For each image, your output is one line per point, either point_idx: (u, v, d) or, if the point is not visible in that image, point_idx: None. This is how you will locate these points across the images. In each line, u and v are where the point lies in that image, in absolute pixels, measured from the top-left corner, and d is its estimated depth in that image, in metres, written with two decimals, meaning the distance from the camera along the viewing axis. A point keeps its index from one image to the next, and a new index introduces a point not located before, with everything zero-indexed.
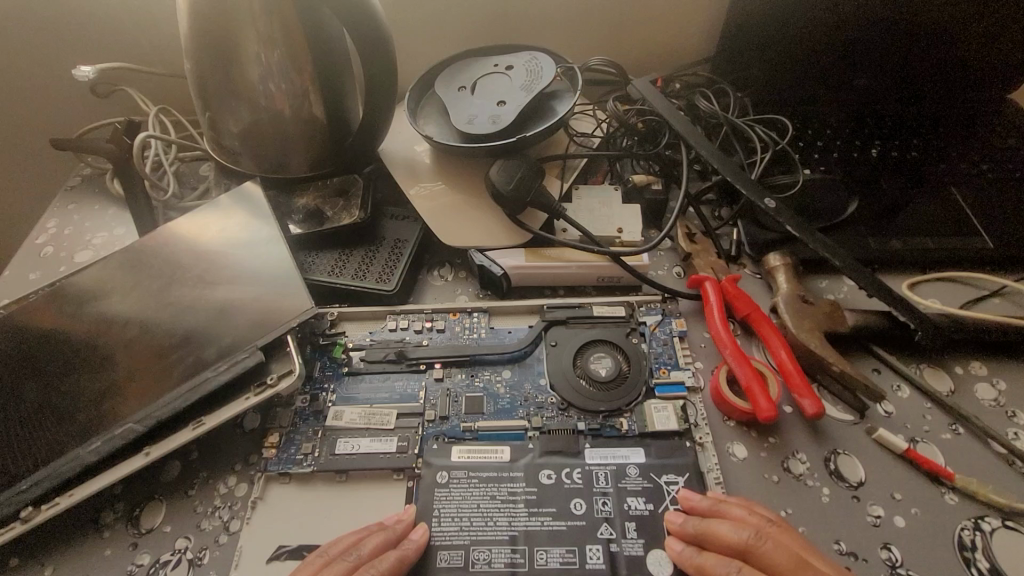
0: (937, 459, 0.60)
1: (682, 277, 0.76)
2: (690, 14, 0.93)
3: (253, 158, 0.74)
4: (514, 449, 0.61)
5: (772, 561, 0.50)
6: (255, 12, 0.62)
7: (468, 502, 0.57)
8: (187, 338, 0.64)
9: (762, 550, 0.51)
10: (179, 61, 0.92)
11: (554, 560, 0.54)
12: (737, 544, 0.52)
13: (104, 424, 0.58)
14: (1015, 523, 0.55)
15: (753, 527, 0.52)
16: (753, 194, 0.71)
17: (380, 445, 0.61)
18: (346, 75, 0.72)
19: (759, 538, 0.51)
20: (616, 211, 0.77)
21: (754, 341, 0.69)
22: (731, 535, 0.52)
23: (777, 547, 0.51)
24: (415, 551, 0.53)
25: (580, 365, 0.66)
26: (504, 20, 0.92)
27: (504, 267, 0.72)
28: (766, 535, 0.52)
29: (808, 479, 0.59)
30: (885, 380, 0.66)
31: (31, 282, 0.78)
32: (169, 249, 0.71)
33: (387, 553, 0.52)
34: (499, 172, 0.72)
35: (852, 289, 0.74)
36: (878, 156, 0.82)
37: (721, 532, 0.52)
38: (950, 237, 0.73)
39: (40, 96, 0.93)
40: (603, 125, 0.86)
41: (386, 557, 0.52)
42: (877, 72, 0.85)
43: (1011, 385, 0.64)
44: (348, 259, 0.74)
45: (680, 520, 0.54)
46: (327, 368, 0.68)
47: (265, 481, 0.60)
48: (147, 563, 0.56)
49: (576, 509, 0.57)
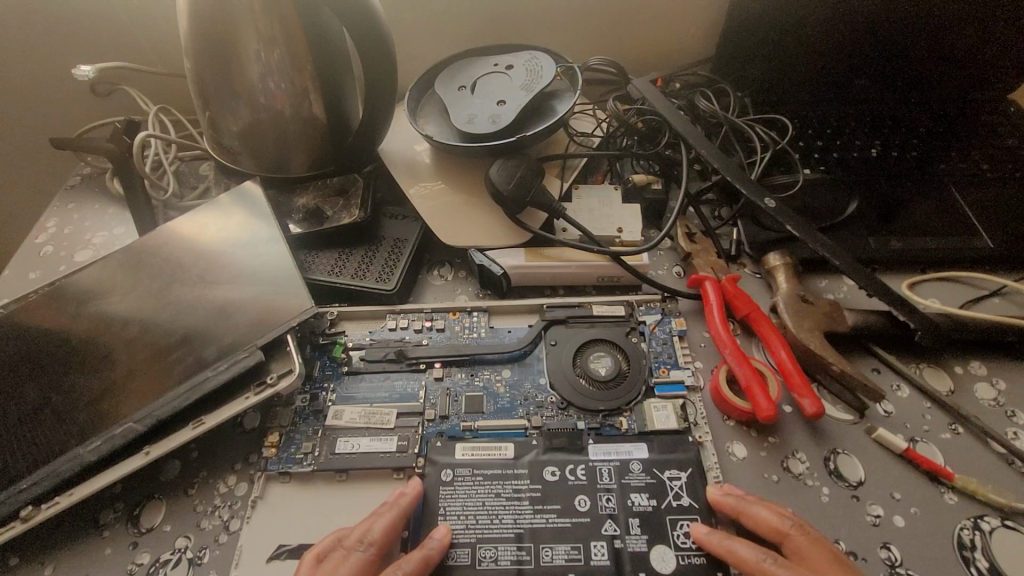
0: (936, 458, 0.60)
1: (682, 277, 0.76)
2: (690, 13, 0.93)
3: (253, 158, 0.74)
4: (516, 448, 0.61)
5: (806, 556, 0.51)
6: (255, 12, 0.62)
7: (473, 500, 0.57)
8: (187, 337, 0.64)
9: (799, 539, 0.51)
10: (179, 61, 0.92)
11: (560, 557, 0.54)
12: (774, 527, 0.52)
13: (104, 423, 0.58)
14: (1015, 523, 0.55)
15: (797, 521, 0.53)
16: (753, 193, 0.71)
17: (380, 445, 0.61)
18: (346, 74, 0.72)
19: (798, 528, 0.52)
20: (616, 210, 0.77)
21: (754, 341, 0.69)
22: (771, 521, 0.53)
23: (812, 548, 0.51)
24: (437, 550, 0.53)
25: (580, 365, 0.66)
26: (504, 19, 0.92)
27: (504, 267, 0.72)
28: (807, 533, 0.52)
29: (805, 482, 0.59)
30: (885, 379, 0.66)
31: (31, 281, 0.78)
32: (170, 247, 0.72)
33: (412, 553, 0.52)
34: (499, 171, 0.72)
35: (852, 289, 0.74)
36: (878, 156, 0.82)
37: (762, 514, 0.53)
38: (949, 237, 0.73)
39: (38, 96, 0.93)
40: (603, 125, 0.86)
41: (410, 557, 0.52)
42: (876, 72, 0.85)
43: (1011, 385, 0.64)
44: (348, 258, 0.74)
45: (724, 492, 0.56)
46: (327, 367, 0.68)
47: (265, 481, 0.60)
48: (147, 562, 0.56)
49: (581, 506, 0.57)
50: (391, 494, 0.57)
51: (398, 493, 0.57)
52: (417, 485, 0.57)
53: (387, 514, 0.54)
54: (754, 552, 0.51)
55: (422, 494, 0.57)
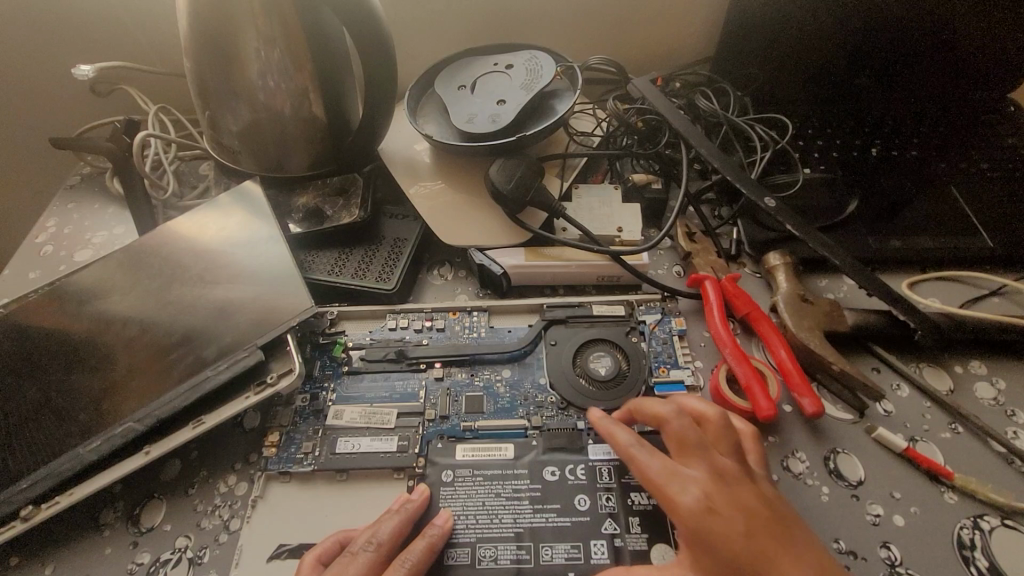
0: (936, 458, 0.60)
1: (682, 276, 0.76)
2: (690, 13, 0.93)
3: (253, 158, 0.74)
4: (516, 448, 0.61)
5: (677, 437, 0.52)
6: (255, 12, 0.62)
7: (473, 500, 0.57)
8: (187, 337, 0.64)
9: (673, 423, 0.53)
10: (179, 61, 0.92)
11: (560, 556, 0.54)
12: (654, 413, 0.54)
13: (105, 423, 0.58)
14: (1015, 522, 0.55)
15: (679, 409, 0.54)
16: (753, 193, 0.70)
17: (381, 445, 0.61)
18: (345, 74, 0.72)
19: (677, 413, 0.53)
20: (616, 210, 0.77)
21: (754, 341, 0.69)
22: (654, 409, 0.54)
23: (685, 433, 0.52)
24: (439, 536, 0.53)
25: (580, 364, 0.66)
26: (504, 19, 0.92)
27: (504, 267, 0.72)
28: (685, 417, 0.53)
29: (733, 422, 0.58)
30: (885, 379, 0.66)
31: (31, 280, 0.78)
32: (170, 247, 0.71)
33: (416, 543, 0.52)
34: (499, 171, 0.72)
35: (852, 289, 0.74)
36: (878, 156, 0.82)
37: (648, 404, 0.55)
38: (949, 237, 0.73)
39: (37, 96, 0.93)
40: (603, 124, 0.86)
41: (414, 548, 0.52)
42: (879, 72, 0.84)
43: (1011, 385, 0.64)
44: (348, 258, 0.74)
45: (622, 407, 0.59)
46: (327, 367, 0.68)
47: (265, 481, 0.60)
48: (147, 562, 0.56)
49: (581, 505, 0.57)
50: (398, 500, 0.57)
51: (404, 499, 0.57)
52: (425, 489, 0.57)
53: (394, 518, 0.54)
54: (629, 437, 0.53)
55: (428, 499, 0.57)
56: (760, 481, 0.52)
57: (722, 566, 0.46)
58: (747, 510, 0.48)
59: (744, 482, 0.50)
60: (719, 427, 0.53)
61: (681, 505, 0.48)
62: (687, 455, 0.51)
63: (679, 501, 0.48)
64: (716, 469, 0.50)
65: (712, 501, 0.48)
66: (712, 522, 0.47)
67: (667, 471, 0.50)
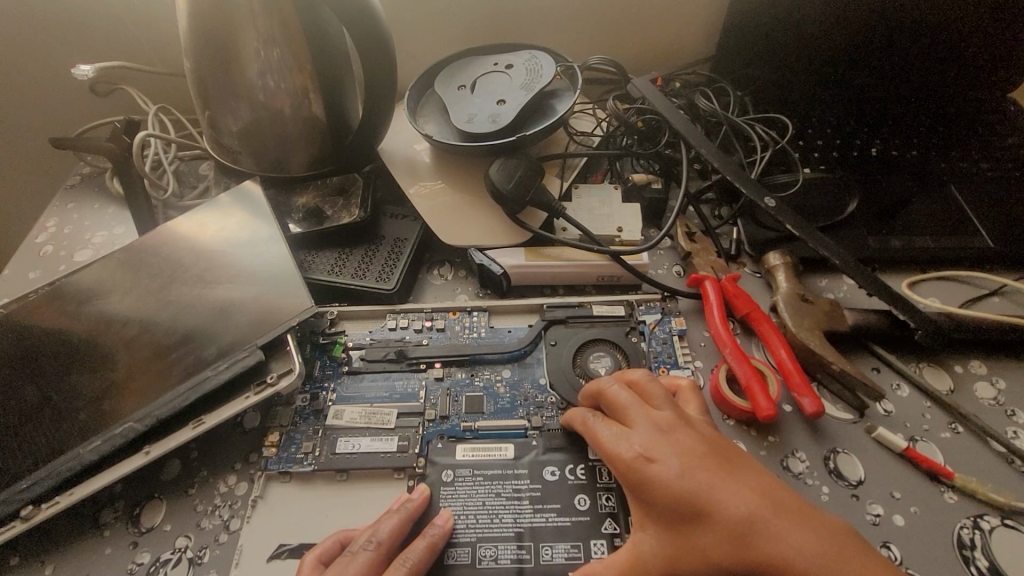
0: (936, 458, 0.60)
1: (682, 276, 0.76)
2: (690, 12, 0.93)
3: (253, 158, 0.74)
4: (516, 448, 0.61)
5: (615, 404, 0.53)
6: (255, 12, 0.62)
7: (473, 500, 0.57)
8: (187, 337, 0.64)
9: (612, 391, 0.54)
10: (178, 60, 0.92)
11: (560, 555, 0.54)
12: (597, 387, 0.56)
13: (105, 423, 0.58)
14: (1015, 522, 0.55)
15: (616, 380, 0.56)
16: (753, 192, 0.70)
17: (381, 445, 0.61)
18: (345, 74, 0.72)
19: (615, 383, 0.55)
20: (616, 210, 0.77)
21: (754, 340, 0.69)
22: (596, 384, 0.56)
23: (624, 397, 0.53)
24: (439, 536, 0.53)
25: (580, 365, 0.66)
26: (504, 19, 0.92)
27: (504, 267, 0.72)
28: (620, 384, 0.55)
29: (676, 381, 0.59)
30: (885, 379, 0.66)
31: (31, 280, 0.78)
32: (170, 247, 0.71)
33: (416, 543, 0.52)
34: (499, 171, 0.72)
35: (852, 289, 0.74)
36: (877, 155, 0.82)
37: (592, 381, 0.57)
38: (948, 236, 0.73)
39: (37, 96, 0.93)
40: (603, 124, 0.86)
41: (414, 548, 0.52)
42: (877, 71, 0.85)
43: (1010, 384, 0.64)
44: (348, 257, 0.74)
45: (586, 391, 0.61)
46: (327, 367, 0.68)
47: (265, 480, 0.60)
48: (147, 562, 0.56)
49: (580, 505, 0.57)
50: (398, 500, 0.57)
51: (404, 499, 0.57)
52: (425, 488, 0.57)
53: (395, 517, 0.54)
54: (582, 415, 0.55)
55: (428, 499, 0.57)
56: (707, 429, 0.51)
57: (676, 516, 0.46)
58: (687, 452, 0.48)
59: (683, 427, 0.50)
60: (654, 387, 0.54)
61: (626, 462, 0.49)
62: (626, 417, 0.52)
63: (624, 459, 0.49)
64: (653, 422, 0.50)
65: (651, 450, 0.48)
66: (651, 470, 0.47)
67: (614, 434, 0.51)
